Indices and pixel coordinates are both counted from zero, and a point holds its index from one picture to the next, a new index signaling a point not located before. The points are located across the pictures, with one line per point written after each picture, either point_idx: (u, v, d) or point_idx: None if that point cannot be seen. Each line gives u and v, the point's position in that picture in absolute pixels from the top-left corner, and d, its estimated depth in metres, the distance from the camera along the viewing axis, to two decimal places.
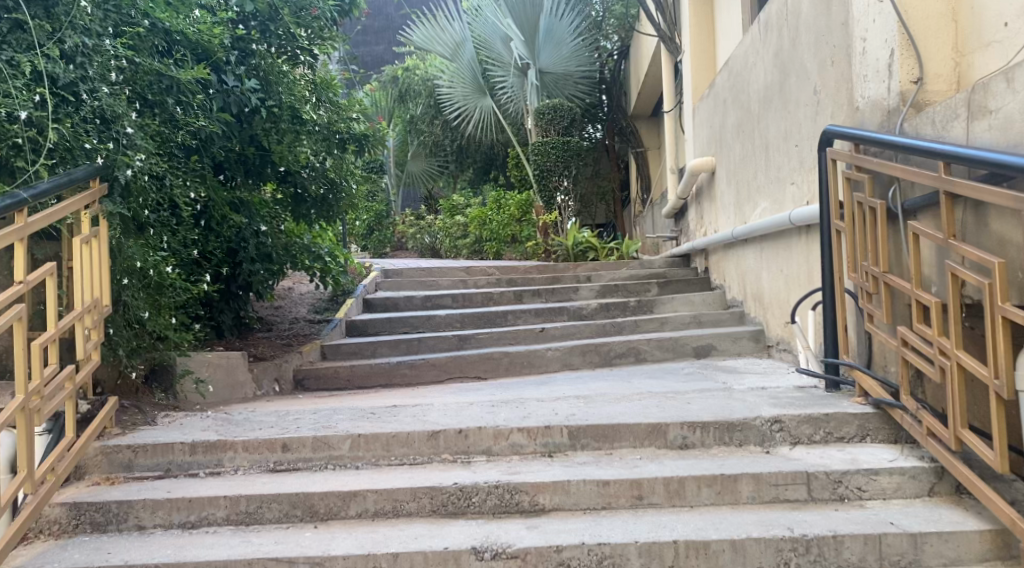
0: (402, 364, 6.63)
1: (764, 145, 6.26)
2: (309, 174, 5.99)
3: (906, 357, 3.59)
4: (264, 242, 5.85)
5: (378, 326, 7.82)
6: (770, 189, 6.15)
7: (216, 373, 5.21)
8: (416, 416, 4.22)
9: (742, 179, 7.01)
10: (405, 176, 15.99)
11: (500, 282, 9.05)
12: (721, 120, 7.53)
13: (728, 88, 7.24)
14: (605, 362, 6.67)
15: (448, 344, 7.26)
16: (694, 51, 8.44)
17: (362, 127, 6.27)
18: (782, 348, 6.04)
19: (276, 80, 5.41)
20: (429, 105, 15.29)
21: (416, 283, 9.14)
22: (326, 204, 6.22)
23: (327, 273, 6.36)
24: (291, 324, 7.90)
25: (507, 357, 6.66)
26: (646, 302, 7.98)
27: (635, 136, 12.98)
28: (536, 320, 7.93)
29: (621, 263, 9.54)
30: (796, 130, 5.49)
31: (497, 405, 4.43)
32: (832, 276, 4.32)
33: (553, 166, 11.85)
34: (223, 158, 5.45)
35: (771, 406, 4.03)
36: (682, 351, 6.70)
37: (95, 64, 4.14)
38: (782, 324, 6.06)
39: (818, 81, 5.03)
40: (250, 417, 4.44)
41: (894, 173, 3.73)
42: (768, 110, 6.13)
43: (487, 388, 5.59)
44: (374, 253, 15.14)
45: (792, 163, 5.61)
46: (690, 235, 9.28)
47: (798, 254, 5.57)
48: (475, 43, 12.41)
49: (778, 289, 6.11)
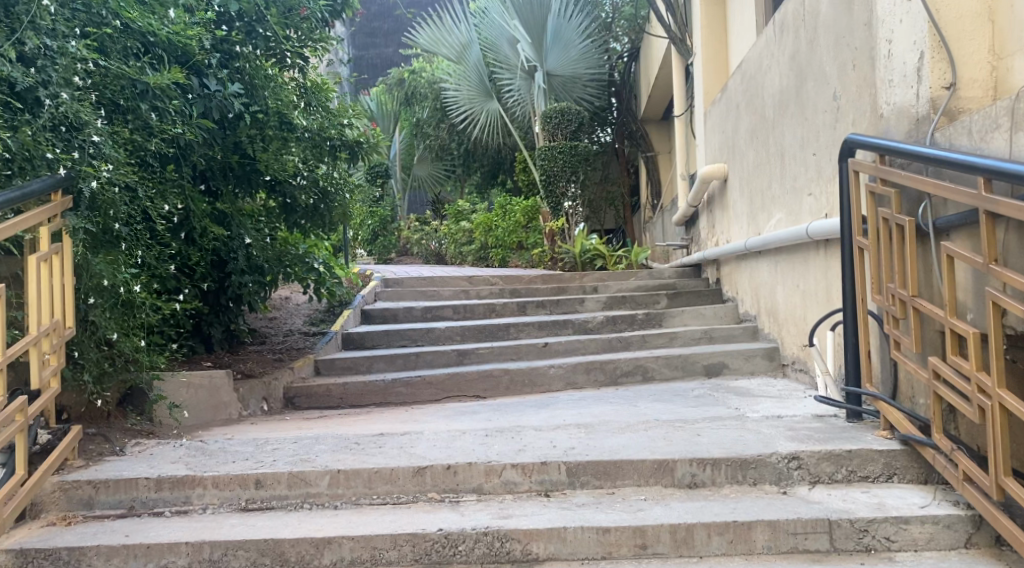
0: (398, 382, 6.33)
1: (779, 153, 5.94)
2: (299, 182, 5.68)
3: (938, 390, 3.28)
4: (253, 254, 5.53)
5: (375, 338, 7.52)
6: (786, 199, 5.84)
7: (197, 394, 5.09)
8: (403, 447, 3.91)
9: (755, 187, 6.68)
10: (412, 180, 16.01)
11: (504, 293, 8.74)
12: (734, 126, 7.20)
13: (741, 92, 6.90)
14: (610, 381, 6.36)
15: (447, 359, 6.94)
16: (707, 53, 8.11)
17: (356, 132, 5.99)
18: (798, 368, 5.72)
19: (262, 84, 5.19)
20: (435, 109, 14.78)
21: (416, 293, 8.83)
22: (318, 213, 5.92)
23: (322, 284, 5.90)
24: (286, 337, 7.61)
25: (508, 374, 6.35)
26: (655, 315, 7.65)
27: (644, 140, 12.59)
28: (540, 333, 7.61)
29: (628, 273, 9.21)
30: (815, 138, 5.16)
31: (491, 435, 4.12)
32: (854, 297, 4.00)
33: (560, 172, 11.41)
34: (206, 166, 5.16)
35: (788, 440, 3.71)
36: (691, 369, 6.37)
37: (59, 68, 3.87)
38: (798, 343, 5.74)
39: (839, 86, 4.70)
40: (226, 446, 4.14)
41: (926, 187, 3.41)
42: (783, 116, 5.81)
43: (484, 410, 5.27)
44: (379, 259, 14.89)
45: (809, 173, 5.30)
46: (701, 244, 8.94)
47: (816, 269, 5.25)
48: (482, 45, 12.14)
49: (793, 305, 5.79)
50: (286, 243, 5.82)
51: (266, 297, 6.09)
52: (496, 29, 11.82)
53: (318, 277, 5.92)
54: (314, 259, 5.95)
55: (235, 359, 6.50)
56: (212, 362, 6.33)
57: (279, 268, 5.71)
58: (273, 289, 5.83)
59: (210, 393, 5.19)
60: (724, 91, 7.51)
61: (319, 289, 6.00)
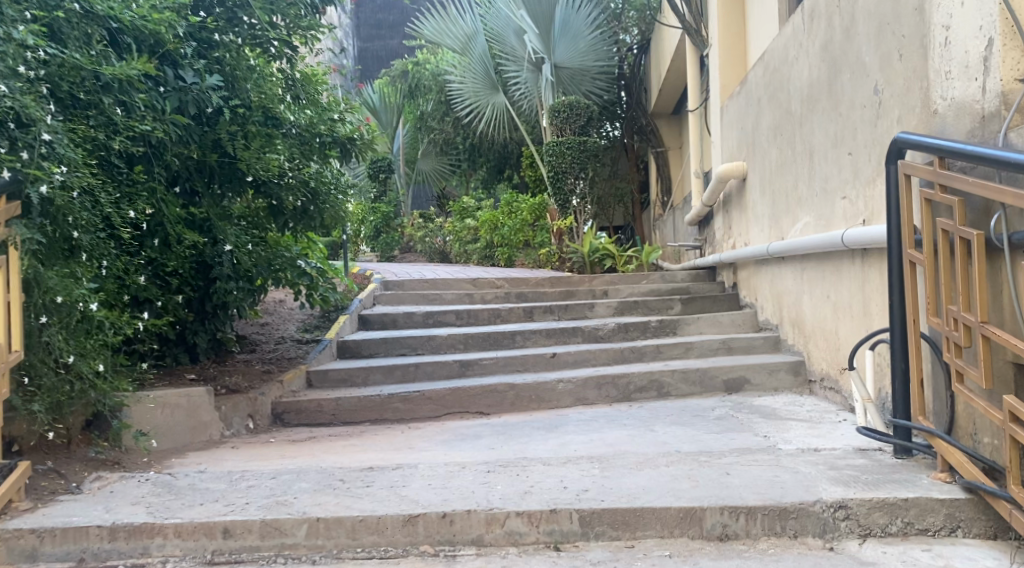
0: (395, 397, 5.89)
1: (808, 152, 5.48)
2: (285, 181, 5.18)
3: (1017, 435, 2.91)
4: (238, 258, 5.10)
5: (372, 346, 7.07)
6: (815, 201, 5.38)
7: (174, 415, 4.73)
8: (393, 487, 3.47)
9: (777, 188, 6.23)
10: (415, 174, 15.46)
11: (509, 297, 8.27)
12: (754, 122, 6.73)
13: (763, 85, 6.42)
14: (623, 397, 5.91)
15: (448, 370, 6.49)
16: (724, 44, 7.62)
17: (348, 128, 5.56)
18: (828, 386, 5.27)
19: (244, 75, 4.76)
20: (439, 102, 14.30)
21: (417, 296, 8.37)
22: (306, 215, 5.44)
23: (315, 292, 5.48)
24: (277, 346, 7.16)
25: (513, 390, 5.89)
26: (670, 323, 7.19)
27: (654, 135, 12.09)
28: (548, 342, 7.14)
29: (640, 276, 8.75)
30: (851, 135, 4.71)
31: (494, 470, 3.67)
32: (905, 319, 3.55)
33: (568, 168, 10.89)
34: (181, 167, 4.70)
35: (831, 483, 3.27)
36: (711, 386, 5.91)
37: (5, 56, 3.45)
38: (828, 359, 5.29)
39: (880, 78, 4.25)
40: (197, 481, 3.71)
41: (1003, 198, 3.00)
42: (812, 112, 5.36)
43: (487, 433, 4.83)
44: (381, 256, 14.47)
45: (844, 174, 4.84)
46: (717, 245, 8.47)
47: (850, 280, 4.78)
48: (487, 36, 11.66)
49: (822, 317, 5.33)
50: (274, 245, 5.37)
51: (256, 302, 5.66)
52: (502, 19, 11.36)
53: (308, 283, 5.49)
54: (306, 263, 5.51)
55: (221, 372, 6.06)
56: (196, 375, 5.90)
57: (266, 271, 5.27)
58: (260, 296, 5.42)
59: (188, 412, 4.83)
60: (743, 85, 7.03)
61: (311, 296, 5.56)
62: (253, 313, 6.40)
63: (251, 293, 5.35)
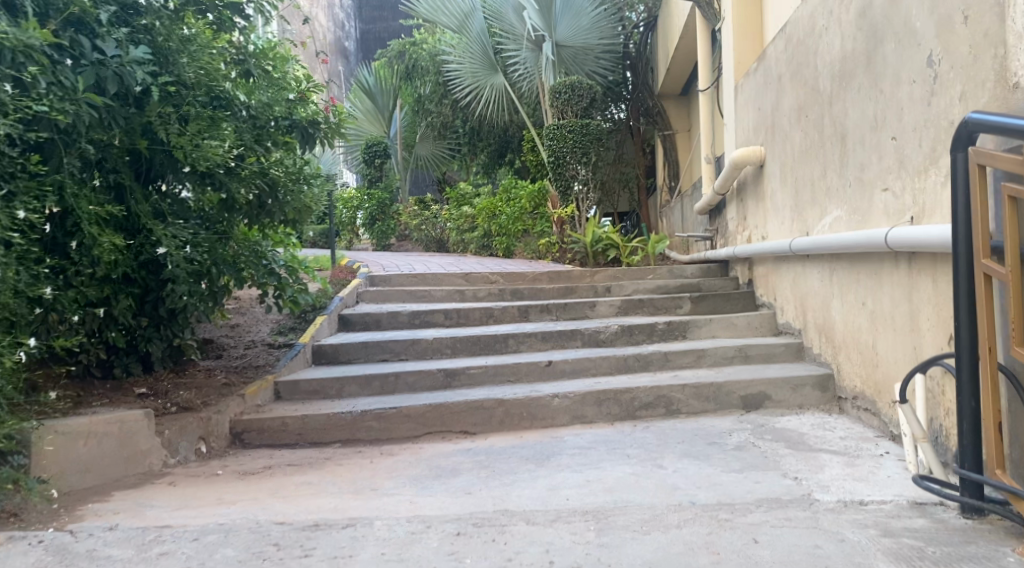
0: (368, 414, 5.19)
1: (840, 135, 4.74)
2: (239, 171, 4.52)
3: None
4: (193, 257, 4.45)
5: (351, 351, 6.36)
6: (848, 193, 4.69)
7: (102, 446, 4.08)
8: (336, 560, 2.85)
9: (801, 176, 5.50)
10: (413, 159, 14.52)
11: (504, 294, 7.57)
12: (774, 101, 5.97)
13: (785, 61, 5.68)
14: (626, 415, 5.20)
15: (432, 381, 5.78)
16: (741, 16, 6.85)
17: (311, 110, 4.93)
18: (864, 407, 4.57)
19: (179, 49, 4.09)
20: (437, 84, 13.38)
21: (403, 293, 7.65)
22: (264, 210, 4.82)
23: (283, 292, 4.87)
24: (245, 351, 6.46)
25: (502, 406, 5.19)
26: (678, 326, 6.45)
27: (661, 117, 11.33)
28: (544, 347, 6.42)
29: (646, 270, 8.04)
30: (896, 115, 4.00)
31: (466, 531, 3.01)
32: (976, 348, 2.87)
33: (569, 153, 10.02)
34: (105, 156, 4.05)
35: (889, 561, 2.68)
36: (727, 402, 5.18)
37: None
38: (861, 375, 4.60)
39: (937, 46, 3.56)
40: (105, 544, 3.09)
41: None
42: (846, 89, 4.64)
43: (467, 465, 4.15)
44: (376, 244, 13.88)
45: (885, 162, 4.16)
46: (729, 237, 7.73)
47: (893, 288, 4.08)
48: (487, 13, 10.88)
49: (856, 327, 4.62)
50: (238, 239, 4.72)
51: (216, 306, 5.00)
52: None
53: (276, 284, 4.87)
54: (270, 260, 4.89)
55: (175, 387, 5.42)
56: (147, 390, 5.27)
57: (230, 270, 4.64)
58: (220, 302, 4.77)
59: (120, 441, 4.18)
60: (760, 61, 6.31)
61: (279, 296, 4.95)
62: (218, 315, 5.64)
63: (212, 294, 4.72)
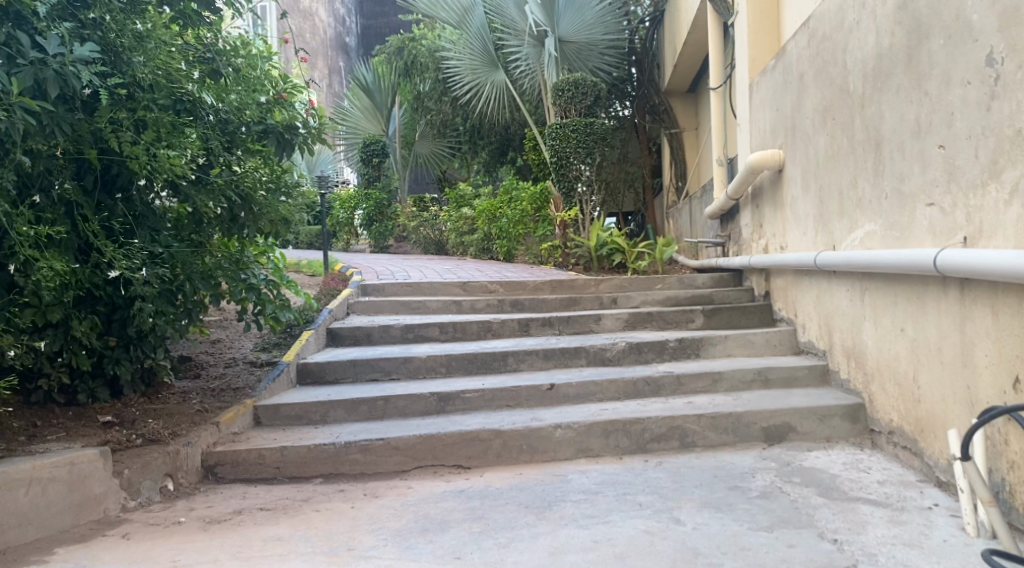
0: (353, 446, 4.71)
1: (873, 141, 4.28)
2: (207, 182, 4.17)
3: None
4: (159, 276, 4.03)
5: (338, 370, 5.87)
6: (883, 206, 4.21)
7: (44, 494, 3.73)
8: None
9: (826, 185, 5.02)
10: (413, 157, 13.96)
11: (503, 306, 7.09)
12: (796, 102, 5.48)
13: (809, 58, 5.19)
14: (635, 448, 4.73)
15: (424, 406, 5.30)
16: (757, 10, 6.35)
17: (290, 114, 4.49)
18: (903, 445, 4.09)
19: (133, 47, 3.65)
20: (436, 81, 12.90)
21: (397, 304, 7.16)
22: (237, 223, 4.37)
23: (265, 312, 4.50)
24: (224, 371, 5.98)
25: (499, 438, 4.72)
26: (691, 343, 5.96)
27: (668, 115, 10.75)
28: (546, 365, 5.93)
29: (655, 279, 7.55)
30: (943, 119, 3.63)
31: None
32: None
33: (572, 153, 9.48)
34: (46, 166, 3.63)
35: None
36: (747, 434, 4.71)
37: None
38: (899, 409, 4.13)
39: (1000, 43, 3.29)
40: None
41: None
42: (879, 91, 4.19)
43: (458, 516, 3.70)
44: (374, 246, 13.49)
45: (930, 176, 3.73)
46: (743, 245, 7.23)
47: (940, 316, 3.64)
48: (487, 7, 10.42)
49: (892, 356, 4.15)
50: (216, 250, 4.30)
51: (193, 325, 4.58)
52: None
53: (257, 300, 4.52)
54: (251, 273, 4.49)
55: (144, 413, 4.90)
56: (113, 418, 4.77)
57: (204, 286, 4.26)
58: (196, 322, 4.40)
59: (67, 487, 3.82)
60: (778, 58, 5.82)
61: (258, 313, 4.64)
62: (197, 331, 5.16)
63: (188, 313, 4.34)
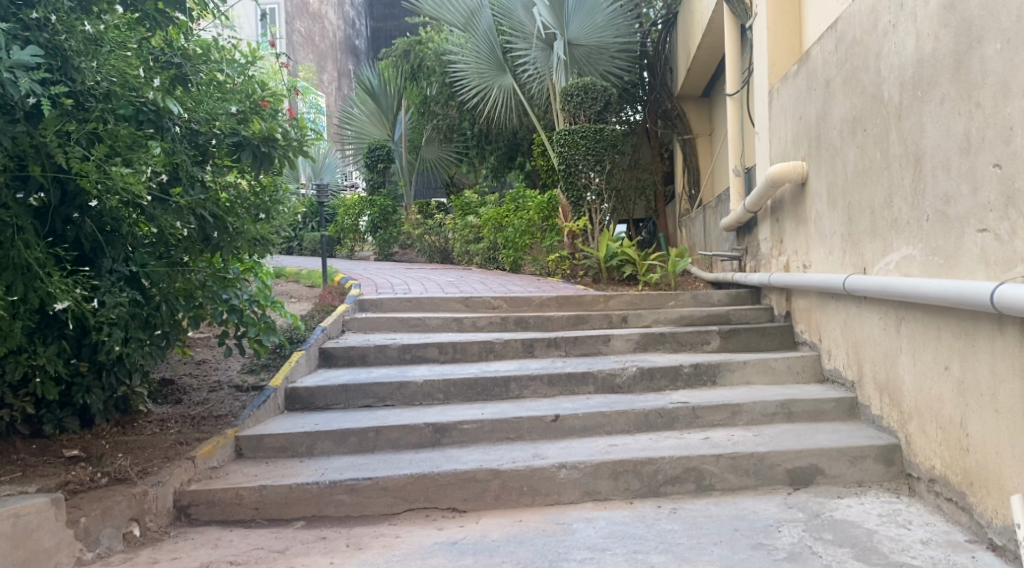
0: (338, 487, 4.29)
1: (909, 155, 3.87)
2: (172, 200, 3.84)
3: None
4: (121, 303, 3.74)
5: (328, 396, 5.42)
6: (922, 227, 3.77)
7: None
8: None
9: (856, 201, 4.58)
10: (419, 162, 13.33)
11: (507, 324, 6.65)
12: (821, 110, 5.05)
13: (837, 63, 4.75)
14: (648, 491, 4.31)
15: (418, 438, 4.86)
16: (780, 12, 5.91)
17: (269, 125, 4.11)
18: (948, 497, 3.64)
19: (81, 54, 3.40)
20: (443, 85, 12.47)
21: (394, 321, 6.71)
22: (210, 244, 4.04)
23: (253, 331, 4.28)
24: (207, 396, 5.50)
25: (498, 478, 4.30)
26: (707, 369, 5.51)
27: (681, 121, 10.35)
28: (552, 392, 5.48)
29: (668, 296, 7.10)
30: (1000, 135, 3.24)
31: None
32: None
33: (580, 160, 8.94)
34: None
35: None
36: (770, 476, 4.29)
37: None
38: (943, 456, 3.69)
39: None
40: None
41: None
42: (917, 102, 3.78)
43: None
44: (380, 254, 13.07)
45: (983, 198, 3.34)
46: (762, 260, 6.77)
47: (1003, 356, 3.25)
48: (494, 9, 10.01)
49: (933, 397, 3.72)
50: (199, 267, 4.04)
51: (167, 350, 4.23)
52: None
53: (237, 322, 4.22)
54: (234, 292, 4.24)
55: (114, 448, 4.39)
56: (79, 452, 4.27)
57: (183, 307, 4.00)
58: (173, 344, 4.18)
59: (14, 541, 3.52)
60: (802, 63, 5.37)
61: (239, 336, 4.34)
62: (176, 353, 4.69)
63: (163, 337, 4.07)
